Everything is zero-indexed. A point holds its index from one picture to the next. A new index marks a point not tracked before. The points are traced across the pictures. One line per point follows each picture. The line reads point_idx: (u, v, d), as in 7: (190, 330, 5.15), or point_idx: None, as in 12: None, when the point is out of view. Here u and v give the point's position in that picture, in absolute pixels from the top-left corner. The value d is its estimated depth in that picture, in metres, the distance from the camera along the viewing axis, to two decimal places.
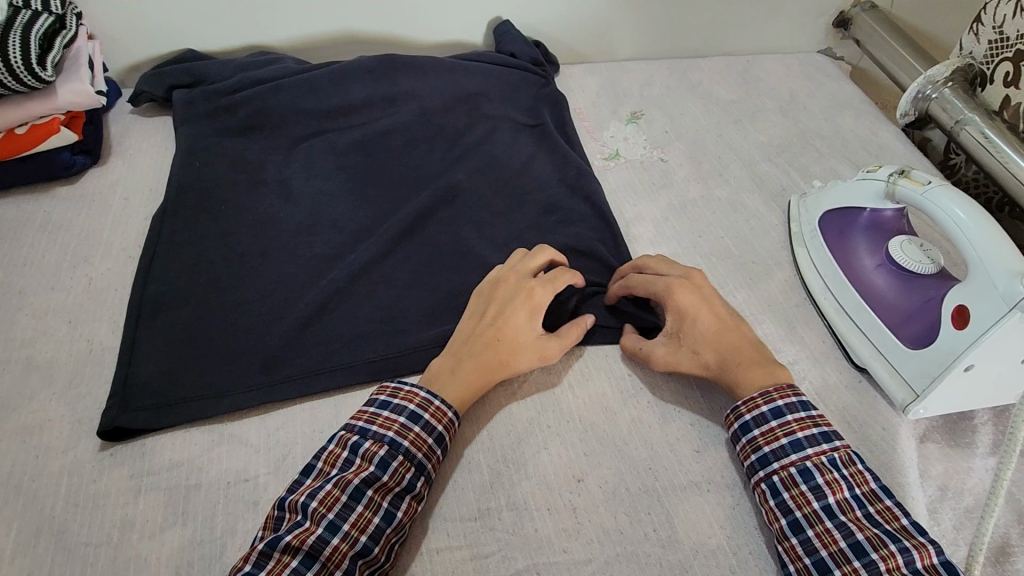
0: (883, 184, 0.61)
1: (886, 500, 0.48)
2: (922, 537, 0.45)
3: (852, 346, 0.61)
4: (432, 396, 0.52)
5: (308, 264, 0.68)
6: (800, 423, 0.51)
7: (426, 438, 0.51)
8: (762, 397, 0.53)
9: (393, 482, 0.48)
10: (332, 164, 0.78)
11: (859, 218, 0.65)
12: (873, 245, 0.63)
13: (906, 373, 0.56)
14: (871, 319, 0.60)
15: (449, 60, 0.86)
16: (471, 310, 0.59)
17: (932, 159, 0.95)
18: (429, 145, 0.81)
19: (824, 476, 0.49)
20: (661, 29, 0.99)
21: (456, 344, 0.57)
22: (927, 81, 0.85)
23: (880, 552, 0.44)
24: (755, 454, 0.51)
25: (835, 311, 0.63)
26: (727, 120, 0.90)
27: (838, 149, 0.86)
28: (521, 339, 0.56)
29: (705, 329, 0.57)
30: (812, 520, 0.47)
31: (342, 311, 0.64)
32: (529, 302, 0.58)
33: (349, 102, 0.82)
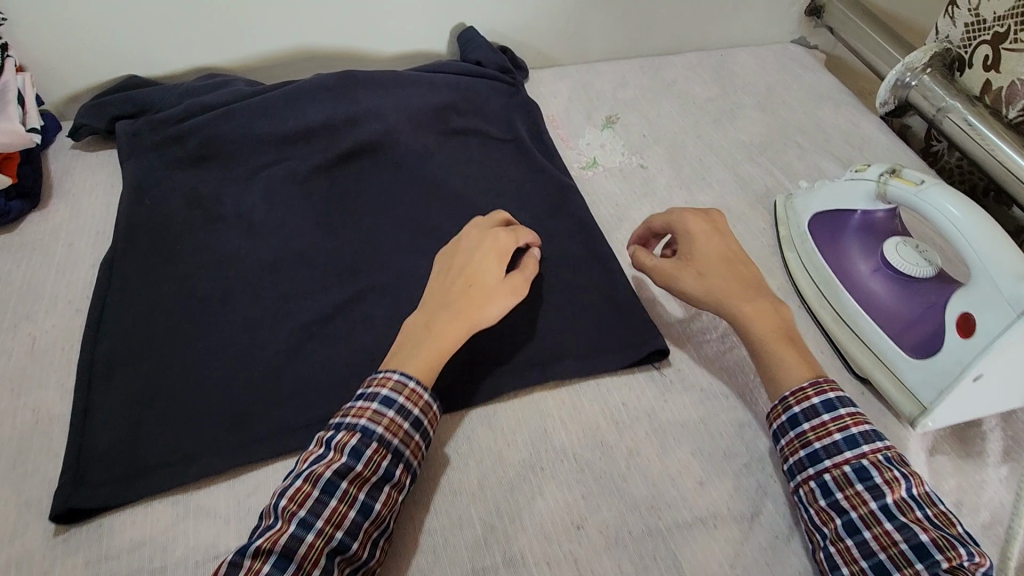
0: (873, 184, 0.58)
1: (942, 506, 0.47)
2: (982, 546, 0.44)
3: (852, 354, 0.58)
4: (406, 377, 0.50)
5: (274, 306, 0.63)
6: (852, 418, 0.50)
7: (401, 424, 0.49)
8: (813, 389, 0.51)
9: (369, 472, 0.46)
10: (296, 196, 0.73)
11: (850, 220, 0.62)
12: (866, 248, 0.61)
13: (911, 384, 0.54)
14: (870, 327, 0.58)
15: (410, 74, 0.82)
16: (441, 267, 0.57)
17: (913, 147, 0.93)
18: (398, 168, 0.77)
19: (883, 475, 0.47)
20: (630, 28, 0.96)
21: (430, 299, 0.55)
22: (905, 68, 0.83)
23: (945, 553, 0.42)
24: (805, 450, 0.50)
25: (832, 318, 0.61)
26: (705, 120, 0.87)
27: (820, 144, 0.83)
28: (489, 280, 0.55)
29: (710, 248, 0.59)
30: (869, 522, 0.46)
31: (314, 357, 0.60)
32: (496, 245, 0.57)
33: (308, 124, 0.77)
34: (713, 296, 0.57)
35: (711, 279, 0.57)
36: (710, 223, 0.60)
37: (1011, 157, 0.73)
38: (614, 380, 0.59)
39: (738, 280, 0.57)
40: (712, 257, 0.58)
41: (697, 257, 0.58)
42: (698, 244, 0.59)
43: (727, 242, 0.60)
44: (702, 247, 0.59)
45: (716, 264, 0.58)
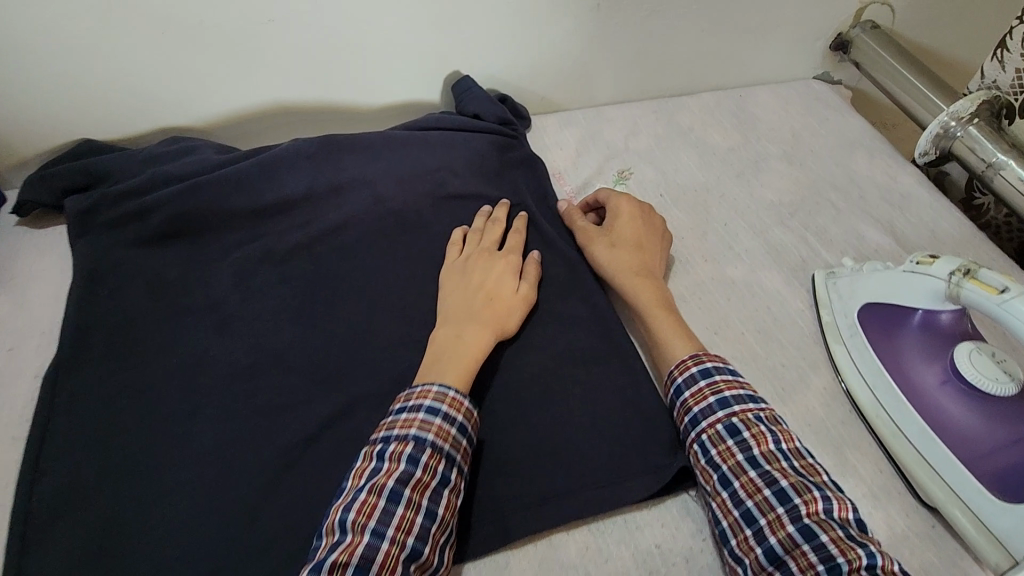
0: (943, 284, 0.51)
1: (809, 457, 0.52)
2: (839, 492, 0.49)
3: (924, 484, 0.50)
4: (445, 387, 0.51)
5: (248, 425, 0.55)
6: (728, 383, 0.55)
7: (450, 430, 0.50)
8: (692, 359, 0.56)
9: (428, 477, 0.47)
10: (273, 280, 0.64)
11: (910, 318, 0.55)
12: (933, 357, 0.53)
13: (997, 527, 0.47)
14: (941, 450, 0.50)
15: (400, 134, 0.74)
16: (458, 285, 0.62)
17: (952, 196, 0.86)
18: (388, 243, 0.68)
19: (750, 429, 0.52)
20: (642, 68, 0.87)
21: (455, 313, 0.59)
22: (950, 117, 0.74)
23: (802, 497, 0.48)
24: (687, 417, 0.55)
25: (892, 433, 0.53)
26: (728, 174, 0.79)
27: (856, 203, 0.75)
28: (509, 296, 0.60)
29: (632, 224, 0.67)
30: (737, 473, 0.50)
31: (296, 492, 0.52)
32: (511, 266, 0.63)
33: (286, 196, 0.68)
34: (615, 267, 0.64)
35: (616, 252, 0.65)
36: (641, 206, 0.69)
37: None
38: (644, 514, 0.53)
39: (641, 258, 0.65)
40: (630, 233, 0.66)
41: (614, 230, 0.67)
42: (620, 220, 0.67)
43: (654, 226, 0.68)
44: (622, 224, 0.67)
45: (630, 240, 0.66)
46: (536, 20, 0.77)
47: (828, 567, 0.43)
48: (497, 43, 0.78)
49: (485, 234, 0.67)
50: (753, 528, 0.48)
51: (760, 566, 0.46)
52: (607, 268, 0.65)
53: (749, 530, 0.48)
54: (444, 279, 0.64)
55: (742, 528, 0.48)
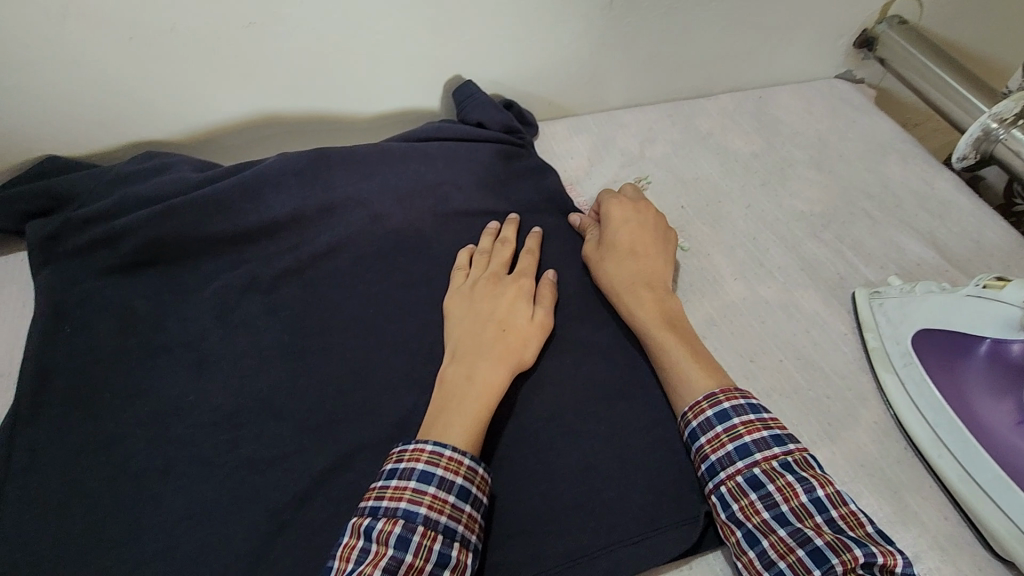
0: (1018, 312, 0.47)
1: (851, 505, 0.45)
2: (888, 545, 0.42)
3: (1002, 541, 0.45)
4: (441, 446, 0.46)
5: (232, 481, 0.49)
6: (749, 426, 0.49)
7: (446, 498, 0.44)
8: (707, 401, 0.50)
9: (421, 561, 0.42)
10: (258, 312, 0.58)
11: (975, 349, 0.49)
12: (1004, 393, 0.47)
13: None
14: (1016, 499, 0.45)
15: (398, 145, 0.68)
16: (464, 316, 0.56)
17: (988, 201, 0.80)
18: (385, 266, 0.62)
19: (775, 480, 0.46)
20: (656, 70, 0.81)
21: (464, 349, 0.53)
22: (992, 118, 0.69)
23: (840, 556, 0.41)
24: (704, 466, 0.49)
25: (958, 477, 0.48)
26: (753, 183, 0.73)
27: (893, 212, 0.69)
28: (525, 327, 0.55)
29: (629, 232, 0.62)
30: (764, 530, 0.44)
31: (289, 559, 0.46)
32: (523, 292, 0.58)
33: (272, 217, 0.62)
34: (614, 279, 0.59)
35: (612, 262, 0.59)
36: (640, 212, 0.63)
37: None
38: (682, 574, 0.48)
39: (637, 269, 0.59)
40: (625, 240, 0.61)
41: (610, 238, 0.61)
42: (617, 227, 0.62)
43: (655, 234, 0.62)
44: (619, 231, 0.62)
45: (627, 248, 0.60)
46: (543, 20, 0.70)
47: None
48: (501, 45, 0.71)
49: (491, 257, 0.61)
50: None
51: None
52: (605, 281, 0.59)
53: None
54: (450, 308, 0.58)
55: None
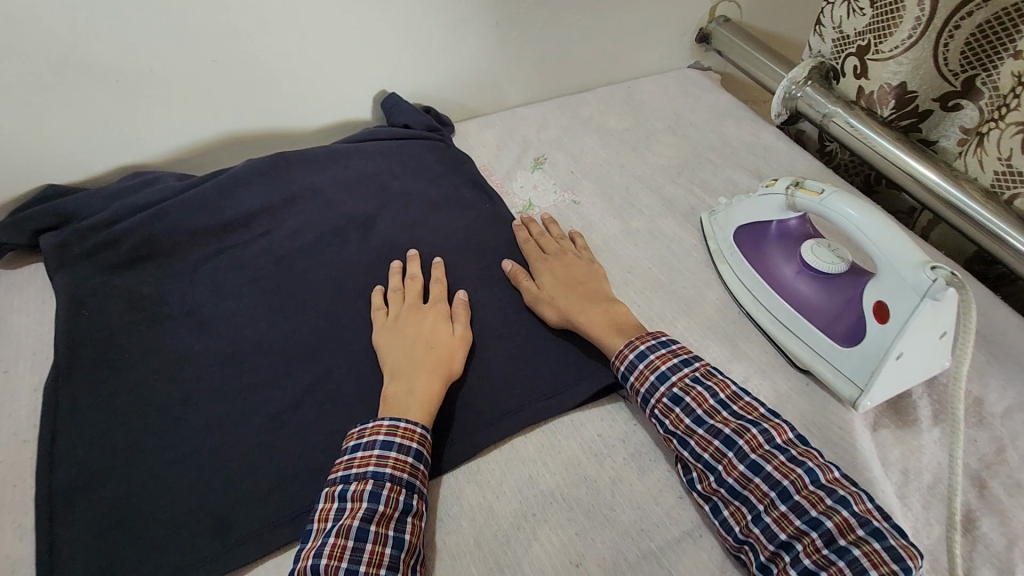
0: (784, 197, 0.66)
1: (745, 397, 0.57)
2: (775, 419, 0.55)
3: (793, 352, 0.64)
4: (396, 420, 0.56)
5: (239, 400, 0.63)
6: (662, 357, 0.60)
7: (405, 460, 0.54)
8: (628, 348, 0.61)
9: (390, 509, 0.51)
10: (242, 282, 0.73)
11: (768, 231, 0.69)
12: (787, 255, 0.67)
13: (847, 371, 0.60)
14: (803, 325, 0.64)
15: (342, 146, 0.85)
16: (394, 344, 0.64)
17: (810, 149, 1.02)
18: (341, 239, 0.78)
19: (691, 394, 0.57)
20: (544, 73, 1.02)
21: (400, 368, 0.61)
22: (790, 82, 0.93)
23: (744, 438, 0.54)
24: (640, 396, 0.59)
25: (769, 320, 0.67)
26: (626, 150, 0.93)
27: (730, 158, 0.91)
28: (450, 339, 0.64)
29: (557, 266, 0.72)
30: (689, 434, 0.56)
31: (291, 445, 0.60)
32: (440, 314, 0.67)
33: (246, 211, 0.77)
34: (557, 305, 0.67)
35: (557, 291, 0.69)
36: (559, 247, 0.75)
37: (890, 151, 0.83)
38: (586, 414, 0.63)
39: (581, 292, 0.69)
40: (566, 273, 0.71)
41: (543, 277, 0.71)
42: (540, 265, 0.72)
43: (577, 258, 0.74)
44: (547, 270, 0.71)
45: (557, 277, 0.70)
46: (448, 40, 0.90)
47: (779, 492, 0.51)
48: (415, 63, 0.90)
49: (404, 292, 0.70)
50: (713, 474, 0.54)
51: (726, 502, 0.53)
52: (550, 300, 0.68)
53: (710, 476, 0.54)
54: (379, 343, 0.65)
55: (705, 475, 0.54)
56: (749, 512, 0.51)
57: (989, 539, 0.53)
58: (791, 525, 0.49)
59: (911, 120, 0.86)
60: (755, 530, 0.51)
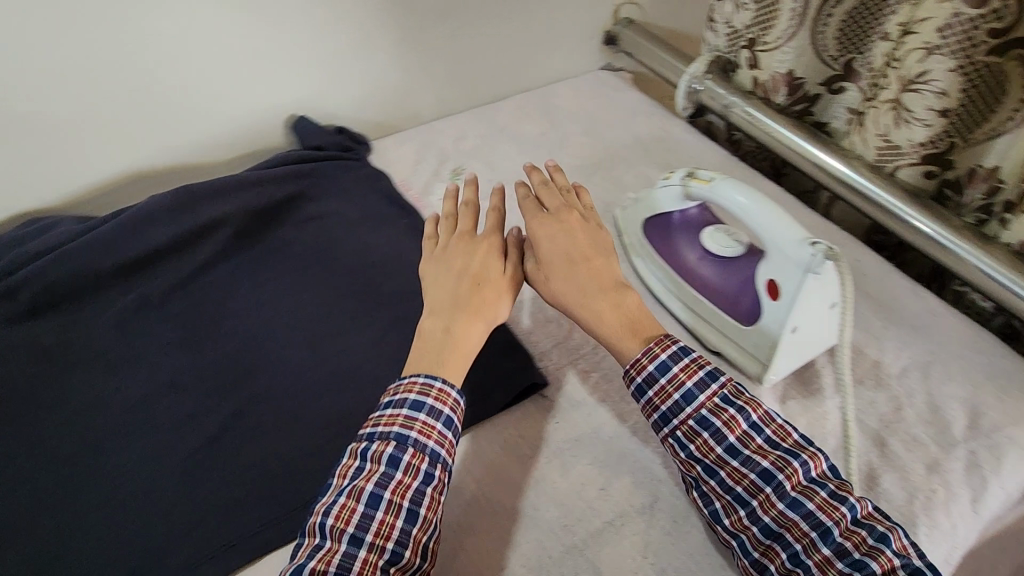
0: (680, 187, 0.68)
1: (777, 418, 0.53)
2: (811, 446, 0.51)
3: (704, 336, 0.67)
4: (431, 378, 0.54)
5: (153, 442, 0.61)
6: (687, 370, 0.54)
7: (434, 426, 0.53)
8: (646, 357, 0.54)
9: (408, 479, 0.50)
10: (153, 320, 0.71)
11: (672, 220, 0.71)
12: (689, 240, 0.70)
13: (750, 349, 0.63)
14: (709, 309, 0.66)
15: (250, 173, 0.83)
16: (441, 274, 0.60)
17: (719, 139, 1.06)
18: (257, 268, 0.77)
19: (721, 418, 0.52)
20: (456, 86, 1.03)
21: (443, 306, 0.58)
22: (690, 77, 0.98)
23: (784, 472, 0.50)
24: (657, 415, 0.55)
25: (681, 307, 0.70)
26: (541, 155, 0.96)
27: (640, 156, 0.94)
28: (496, 278, 0.60)
29: (564, 240, 0.61)
30: (721, 464, 0.52)
31: (209, 483, 0.59)
32: (493, 246, 0.62)
33: (153, 248, 0.75)
34: (564, 302, 0.59)
35: (559, 276, 0.59)
36: (569, 216, 0.63)
37: (784, 135, 0.87)
38: (507, 418, 0.63)
39: (588, 276, 0.59)
40: (569, 248, 0.60)
41: (546, 259, 0.60)
42: (543, 245, 0.61)
43: (589, 234, 0.62)
44: (547, 240, 0.61)
45: (565, 262, 0.60)
46: (351, 60, 0.90)
47: (821, 532, 0.48)
48: (321, 84, 0.90)
49: (458, 218, 0.65)
50: (746, 510, 0.51)
51: (758, 542, 0.50)
52: (552, 288, 0.60)
53: (741, 510, 0.51)
54: (428, 268, 0.62)
55: (735, 508, 0.51)
56: (786, 551, 0.48)
57: (891, 492, 0.56)
58: (834, 570, 0.46)
59: (803, 105, 0.90)
60: (792, 570, 0.48)
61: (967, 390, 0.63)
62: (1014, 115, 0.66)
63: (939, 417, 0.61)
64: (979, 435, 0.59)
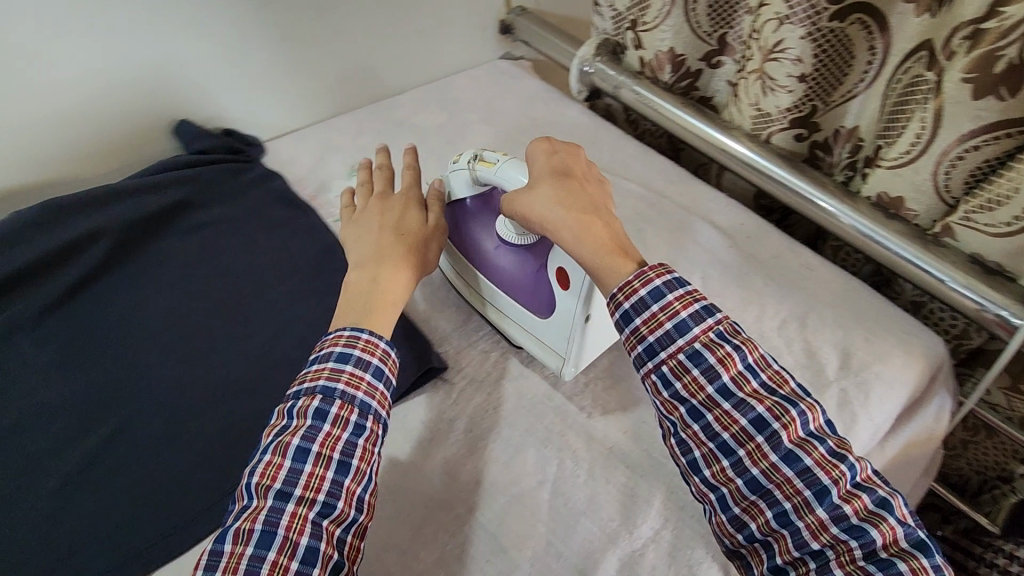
0: (467, 171, 0.65)
1: (772, 364, 0.52)
2: (808, 397, 0.50)
3: (512, 335, 0.66)
4: (357, 331, 0.55)
5: (30, 471, 0.60)
6: (682, 301, 0.52)
7: (362, 376, 0.53)
8: (638, 280, 0.52)
9: (338, 429, 0.51)
10: (25, 344, 0.67)
11: (469, 210, 0.68)
12: (486, 227, 0.67)
13: (549, 343, 0.63)
14: (510, 305, 0.65)
15: (124, 183, 0.78)
16: (363, 231, 0.64)
17: (617, 119, 1.09)
18: (137, 280, 0.74)
19: (716, 354, 0.50)
20: (349, 82, 1.01)
21: (369, 258, 0.61)
22: (581, 60, 1.00)
23: (781, 420, 0.48)
24: (642, 347, 0.52)
25: (486, 305, 0.68)
26: (440, 145, 0.96)
27: (538, 140, 0.96)
28: (418, 227, 0.65)
29: (556, 166, 0.61)
30: (709, 405, 0.50)
31: (88, 504, 0.58)
32: (411, 203, 0.67)
33: (17, 268, 0.70)
34: (543, 219, 0.57)
35: (544, 193, 0.58)
36: (563, 145, 0.63)
37: (670, 109, 0.90)
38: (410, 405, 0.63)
39: (573, 198, 0.58)
40: (557, 173, 0.60)
41: (536, 180, 0.59)
42: (534, 167, 0.61)
43: (581, 168, 0.62)
44: (543, 166, 0.61)
45: (554, 179, 0.59)
46: (230, 60, 0.88)
47: (817, 492, 0.46)
48: (201, 89, 0.88)
49: (372, 185, 0.71)
50: (731, 460, 0.49)
51: (742, 496, 0.48)
52: (536, 206, 0.58)
53: (726, 461, 0.49)
54: (350, 231, 0.66)
55: (718, 459, 0.49)
56: (772, 508, 0.47)
57: None
58: (828, 534, 0.45)
59: (688, 82, 0.94)
60: (775, 529, 0.47)
61: (839, 335, 0.67)
62: (867, 70, 0.70)
63: (814, 360, 0.66)
64: (849, 373, 0.64)
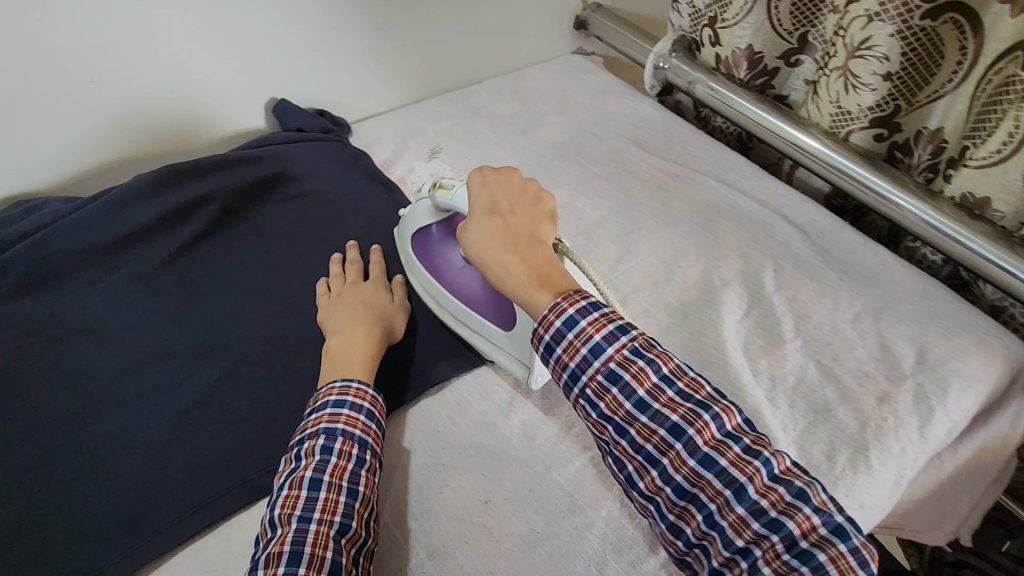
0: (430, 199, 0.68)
1: (689, 371, 0.53)
2: (723, 399, 0.51)
3: (480, 348, 0.68)
4: (348, 381, 0.59)
5: (150, 404, 0.66)
6: (595, 323, 0.53)
7: (358, 417, 0.57)
8: (552, 312, 0.53)
9: (344, 460, 0.54)
10: (145, 293, 0.74)
11: (432, 235, 0.71)
12: (453, 247, 0.70)
13: (517, 354, 0.65)
14: (478, 318, 0.68)
15: (233, 154, 0.85)
16: (336, 308, 0.69)
17: (687, 115, 1.10)
18: (242, 244, 0.81)
19: (630, 370, 0.51)
20: (431, 70, 1.06)
21: (342, 326, 0.66)
22: (657, 55, 1.02)
23: (695, 426, 0.49)
24: (566, 372, 0.53)
25: (454, 320, 0.70)
26: (516, 132, 0.99)
27: (612, 131, 0.99)
28: (389, 304, 0.70)
29: (488, 200, 0.62)
30: (630, 420, 0.51)
31: (201, 437, 0.64)
32: (377, 284, 0.72)
33: (141, 225, 0.77)
34: (474, 257, 0.60)
35: (472, 233, 0.60)
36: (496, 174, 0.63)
37: (743, 107, 0.91)
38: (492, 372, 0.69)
39: (499, 231, 0.59)
40: (483, 208, 0.61)
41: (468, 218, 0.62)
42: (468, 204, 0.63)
43: (518, 195, 0.62)
44: (477, 200, 0.62)
45: (481, 215, 0.61)
46: (327, 45, 0.94)
47: (735, 490, 0.47)
48: (300, 72, 0.94)
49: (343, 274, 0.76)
50: (657, 469, 0.50)
51: (673, 504, 0.50)
52: (467, 245, 0.60)
53: (653, 471, 0.50)
54: (323, 313, 0.70)
55: (647, 470, 0.51)
56: (700, 512, 0.49)
57: (842, 421, 0.62)
58: (750, 530, 0.47)
59: (764, 79, 0.95)
60: (706, 532, 0.49)
61: (916, 331, 0.68)
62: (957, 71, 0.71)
63: (890, 355, 0.66)
64: (926, 368, 0.65)
